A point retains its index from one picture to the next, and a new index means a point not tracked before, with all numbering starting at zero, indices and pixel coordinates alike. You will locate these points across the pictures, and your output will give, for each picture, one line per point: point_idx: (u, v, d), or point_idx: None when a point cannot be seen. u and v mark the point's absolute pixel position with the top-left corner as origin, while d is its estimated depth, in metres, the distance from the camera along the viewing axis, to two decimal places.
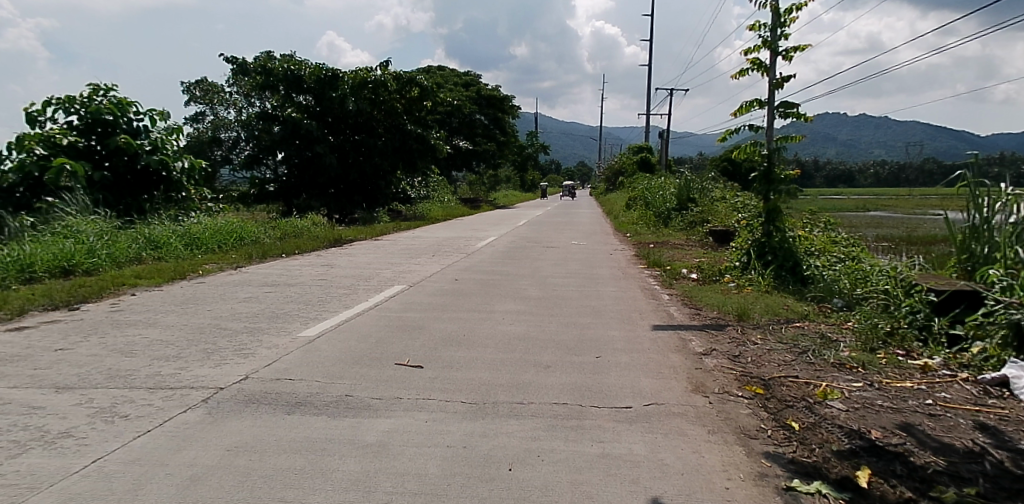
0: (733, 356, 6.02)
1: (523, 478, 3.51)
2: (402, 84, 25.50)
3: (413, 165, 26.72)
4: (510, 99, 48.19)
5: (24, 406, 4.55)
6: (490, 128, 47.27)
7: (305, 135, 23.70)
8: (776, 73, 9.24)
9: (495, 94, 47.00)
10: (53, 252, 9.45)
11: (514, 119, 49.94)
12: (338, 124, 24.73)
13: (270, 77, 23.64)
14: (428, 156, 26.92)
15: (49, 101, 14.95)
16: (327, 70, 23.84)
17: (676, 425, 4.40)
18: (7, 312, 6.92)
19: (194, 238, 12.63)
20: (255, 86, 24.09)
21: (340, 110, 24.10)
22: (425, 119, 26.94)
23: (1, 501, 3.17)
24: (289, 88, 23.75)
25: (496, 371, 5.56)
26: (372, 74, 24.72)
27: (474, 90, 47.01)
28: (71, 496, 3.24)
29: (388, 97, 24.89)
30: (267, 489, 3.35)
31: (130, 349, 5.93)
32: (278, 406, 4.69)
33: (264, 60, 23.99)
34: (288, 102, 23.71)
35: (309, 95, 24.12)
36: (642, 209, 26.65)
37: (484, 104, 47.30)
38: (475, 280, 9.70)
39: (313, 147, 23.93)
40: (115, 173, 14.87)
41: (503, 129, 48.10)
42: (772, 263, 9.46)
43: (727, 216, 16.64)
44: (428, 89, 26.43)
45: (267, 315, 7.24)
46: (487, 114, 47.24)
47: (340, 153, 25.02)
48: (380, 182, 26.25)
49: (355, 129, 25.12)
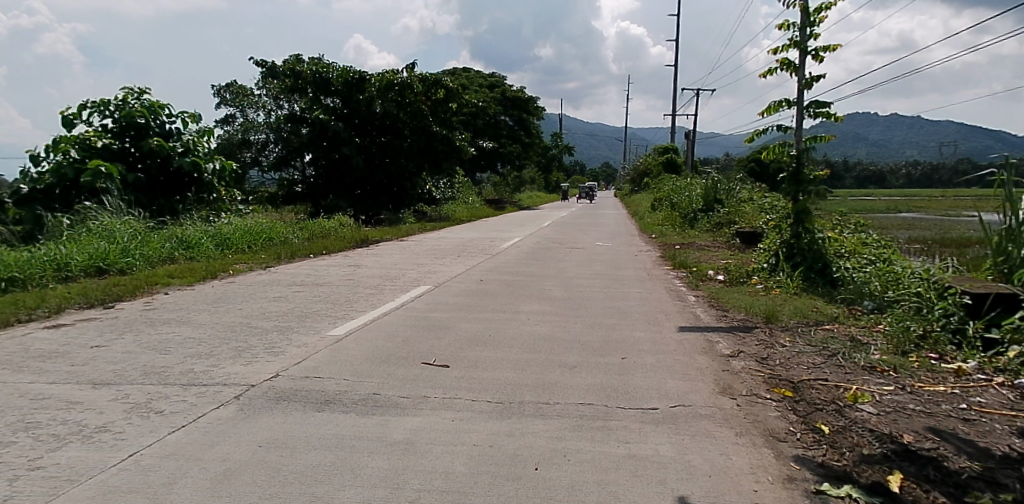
0: (761, 358, 5.96)
1: (550, 478, 3.52)
2: (427, 86, 25.70)
3: (438, 166, 26.89)
4: (534, 101, 48.27)
5: (63, 401, 4.68)
6: (515, 129, 47.44)
7: (333, 137, 23.98)
8: (805, 73, 9.11)
9: (519, 94, 47.18)
10: (89, 252, 9.67)
11: (538, 120, 50.05)
12: (364, 125, 24.95)
13: (299, 80, 23.89)
14: (453, 158, 27.10)
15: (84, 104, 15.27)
16: (354, 72, 24.07)
17: (704, 427, 4.37)
18: (45, 310, 7.10)
19: (225, 238, 12.87)
20: (284, 89, 24.38)
21: (367, 112, 24.37)
22: (450, 121, 27.06)
23: (45, 491, 3.27)
24: (317, 91, 23.99)
25: (522, 371, 5.58)
26: (399, 75, 24.96)
27: (498, 91, 47.23)
28: (109, 488, 3.32)
29: (414, 98, 25.13)
30: (298, 484, 3.41)
31: (163, 347, 6.06)
32: (308, 404, 4.76)
33: (292, 62, 24.21)
34: (316, 104, 24.00)
35: (337, 98, 24.39)
36: (669, 210, 26.51)
37: (507, 104, 47.44)
38: (500, 281, 9.75)
39: (340, 148, 24.16)
40: (148, 175, 15.18)
41: (527, 130, 48.17)
42: (801, 265, 9.36)
43: (755, 217, 16.48)
44: (454, 90, 26.57)
45: (296, 315, 7.34)
46: (512, 115, 47.42)
47: (366, 155, 25.21)
48: (406, 183, 26.41)
49: (381, 131, 25.32)
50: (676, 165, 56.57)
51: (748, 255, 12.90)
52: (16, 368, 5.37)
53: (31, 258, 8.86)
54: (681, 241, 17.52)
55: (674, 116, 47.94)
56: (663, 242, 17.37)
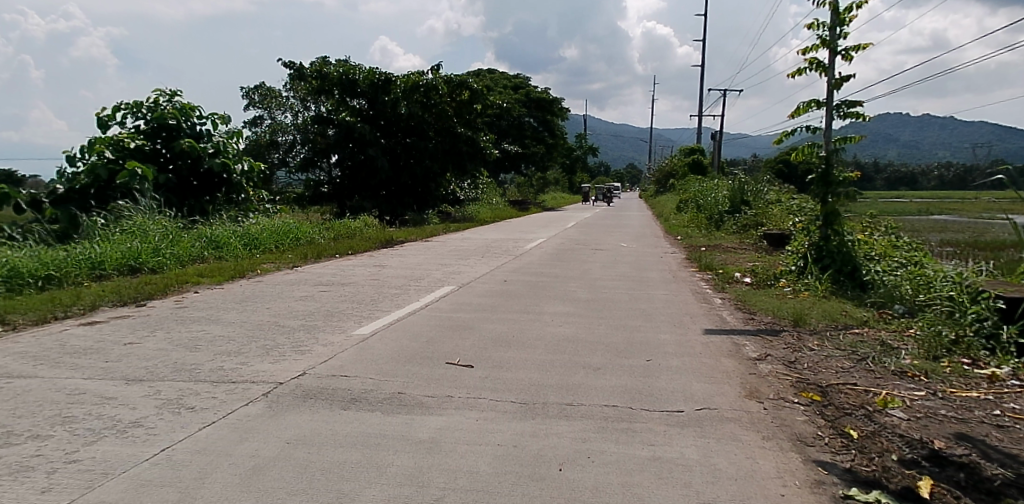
0: (789, 362, 5.88)
1: (575, 479, 3.52)
2: (452, 88, 25.78)
3: (462, 167, 27.03)
4: (559, 102, 48.32)
5: (98, 397, 4.79)
6: (539, 130, 47.43)
7: (359, 138, 24.17)
8: (835, 73, 8.97)
9: (544, 96, 47.19)
10: (122, 251, 9.86)
11: (562, 121, 50.02)
12: (390, 127, 25.15)
13: (326, 82, 24.16)
14: (477, 159, 27.18)
15: (119, 106, 15.53)
16: (380, 74, 24.26)
17: (730, 430, 4.33)
18: (81, 307, 7.29)
19: (254, 238, 13.05)
20: (312, 91, 24.62)
21: (393, 114, 24.54)
22: (475, 122, 27.13)
23: (79, 484, 3.36)
24: (344, 93, 24.23)
25: (546, 372, 5.58)
26: (424, 77, 25.07)
27: (523, 93, 47.31)
28: (142, 482, 3.40)
29: (439, 100, 25.25)
30: (325, 481, 3.44)
31: (194, 344, 6.17)
32: (334, 402, 4.81)
33: (320, 64, 24.47)
34: (343, 106, 24.25)
35: (363, 99, 24.64)
36: (694, 212, 26.32)
37: (531, 106, 47.38)
38: (524, 282, 9.75)
39: (366, 150, 24.33)
40: (179, 176, 15.45)
41: (551, 131, 48.09)
42: (830, 268, 9.22)
43: (782, 220, 16.24)
44: (479, 91, 26.63)
45: (323, 314, 7.42)
46: (536, 116, 47.44)
47: (391, 156, 25.35)
48: (430, 184, 26.58)
49: (406, 132, 25.48)
50: (702, 166, 56.16)
51: (775, 258, 12.73)
52: (53, 364, 5.50)
53: (68, 256, 9.08)
54: (707, 243, 17.34)
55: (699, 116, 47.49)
56: (689, 244, 17.26)
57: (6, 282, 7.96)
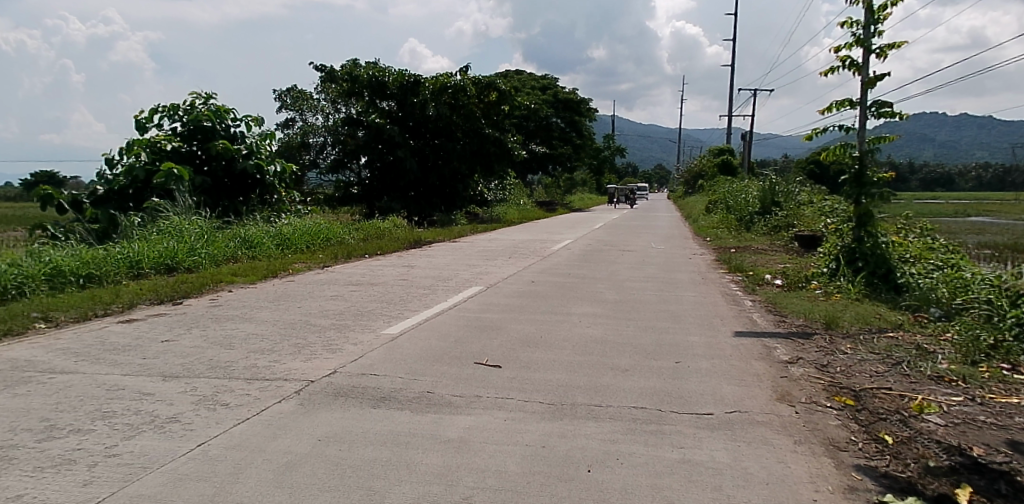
0: (822, 365, 5.80)
1: (603, 480, 3.52)
2: (480, 90, 25.93)
3: (490, 168, 27.12)
4: (586, 102, 48.28)
5: (137, 392, 4.92)
6: (567, 131, 47.38)
7: (388, 140, 24.37)
8: (869, 71, 8.81)
9: (572, 97, 47.21)
10: (159, 251, 10.10)
11: (590, 122, 49.93)
12: (418, 128, 25.31)
13: (356, 85, 24.42)
14: (505, 160, 27.25)
15: (156, 109, 15.86)
16: (409, 76, 24.46)
17: (761, 434, 4.29)
18: (120, 305, 7.48)
19: (286, 238, 13.27)
20: (342, 93, 24.90)
21: (421, 115, 24.70)
22: (503, 123, 27.28)
23: (119, 477, 3.45)
24: (373, 95, 24.46)
25: (574, 373, 5.58)
26: (453, 78, 25.20)
27: (551, 93, 47.39)
28: (180, 476, 3.49)
29: (467, 101, 25.36)
30: (356, 478, 3.50)
31: (228, 342, 6.29)
32: (364, 400, 4.88)
33: (350, 67, 24.74)
34: (373, 108, 24.46)
35: (392, 101, 24.85)
36: (723, 213, 26.05)
37: (559, 107, 47.50)
38: (551, 282, 9.76)
39: (395, 151, 24.52)
40: (214, 177, 15.74)
41: (579, 132, 48.08)
42: (863, 270, 9.07)
43: (814, 221, 16.01)
44: (507, 93, 26.71)
45: (353, 313, 7.53)
46: (564, 117, 47.44)
47: (420, 157, 25.51)
48: (458, 185, 26.78)
49: (435, 133, 25.64)
50: (732, 167, 55.56)
51: (807, 259, 12.55)
52: (94, 360, 5.66)
53: (108, 255, 9.32)
54: (737, 244, 17.19)
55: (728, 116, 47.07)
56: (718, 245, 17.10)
57: (50, 281, 8.20)
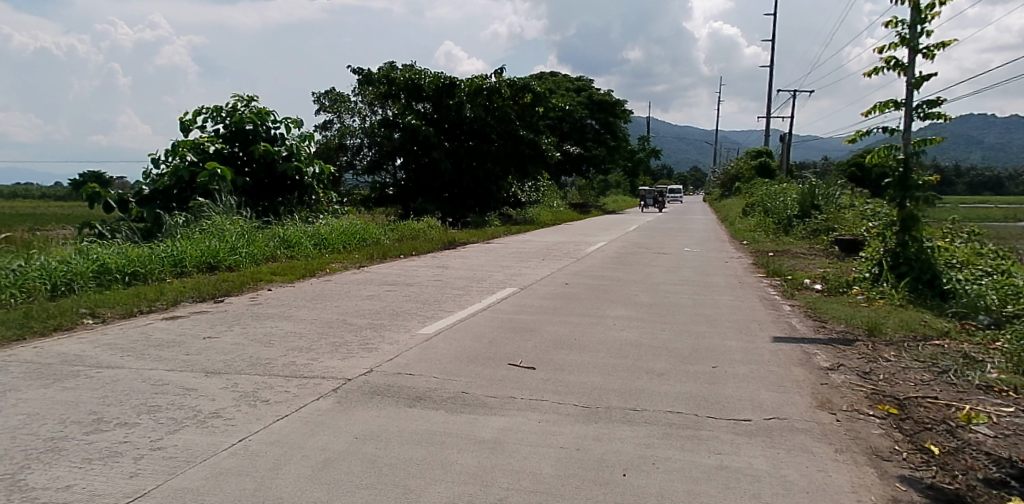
0: (863, 373, 5.68)
1: (639, 485, 3.50)
2: (515, 91, 25.99)
3: (524, 169, 27.17)
4: (621, 103, 48.11)
5: (180, 388, 5.04)
6: (602, 132, 47.26)
7: (423, 142, 24.52)
8: (915, 72, 8.59)
9: (607, 98, 47.10)
10: (201, 249, 10.36)
11: (624, 123, 49.73)
12: (453, 130, 25.48)
13: (393, 87, 24.65)
14: (540, 162, 27.31)
15: (200, 111, 16.21)
16: (445, 78, 24.64)
17: (802, 441, 4.22)
18: (164, 302, 7.68)
19: (323, 238, 13.49)
20: (378, 96, 25.15)
21: (457, 117, 24.87)
22: (537, 125, 27.36)
23: (163, 470, 3.54)
24: (410, 97, 24.70)
25: (609, 376, 5.56)
26: (488, 80, 25.33)
27: (586, 95, 47.35)
28: (221, 470, 3.57)
29: (501, 103, 25.45)
30: (392, 476, 3.54)
31: (268, 340, 6.41)
32: (400, 399, 4.93)
33: (387, 69, 24.99)
34: (409, 109, 24.65)
35: (428, 103, 25.05)
36: (760, 216, 25.64)
37: (594, 108, 47.44)
38: (586, 284, 9.73)
39: (430, 153, 24.68)
40: (255, 178, 16.08)
41: (614, 133, 47.98)
42: (907, 275, 8.85)
43: (856, 224, 15.68)
44: (541, 94, 26.76)
45: (389, 313, 7.61)
46: (599, 118, 47.36)
47: (455, 159, 25.65)
48: (492, 187, 26.92)
49: (469, 135, 25.77)
50: (770, 170, 54.56)
51: (848, 264, 12.28)
52: (139, 355, 5.83)
53: (154, 253, 9.59)
54: (775, 248, 16.89)
55: (766, 118, 46.29)
56: (755, 249, 16.83)
57: (98, 277, 8.47)
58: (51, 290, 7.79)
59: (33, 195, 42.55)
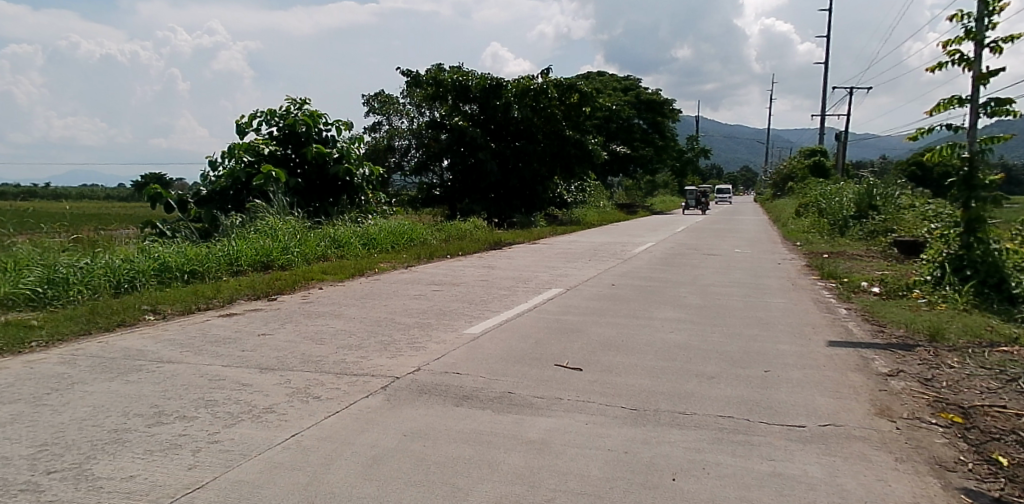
0: (925, 380, 5.46)
1: (689, 490, 3.45)
2: (562, 91, 25.87)
3: (570, 170, 27.11)
4: (670, 103, 47.47)
5: (236, 383, 5.20)
6: (649, 132, 46.84)
7: (470, 142, 24.69)
8: (981, 66, 8.22)
9: (654, 98, 46.62)
10: (255, 248, 10.68)
11: (672, 122, 49.13)
12: (500, 131, 25.63)
13: (440, 88, 24.88)
14: (586, 162, 27.17)
15: (255, 114, 16.66)
16: (492, 79, 24.73)
17: (859, 449, 4.09)
18: (220, 300, 7.94)
19: (372, 238, 13.73)
20: (426, 97, 25.45)
21: (503, 118, 24.97)
22: (583, 125, 27.24)
23: (220, 463, 3.66)
24: (457, 98, 24.87)
25: (657, 379, 5.49)
26: (535, 81, 25.33)
27: (633, 94, 46.95)
28: (275, 464, 3.66)
29: (548, 104, 25.44)
30: (440, 474, 3.57)
31: (319, 337, 6.56)
32: (448, 398, 4.97)
33: (435, 71, 25.23)
34: (456, 111, 24.84)
35: (475, 105, 25.21)
36: (814, 217, 24.95)
37: (641, 108, 46.98)
38: (633, 286, 9.64)
39: (476, 154, 24.83)
40: (307, 179, 16.48)
41: (662, 133, 47.49)
42: (973, 279, 8.51)
43: (917, 226, 15.12)
44: (588, 94, 26.56)
45: (436, 312, 7.68)
46: (646, 118, 46.99)
47: (501, 160, 25.78)
48: (538, 187, 26.96)
49: (516, 136, 25.85)
50: (824, 170, 52.94)
51: (908, 267, 11.85)
52: (197, 351, 6.03)
53: (211, 253, 9.93)
54: (830, 250, 16.40)
55: (820, 116, 44.95)
56: (807, 251, 16.39)
57: (159, 275, 8.81)
58: (115, 287, 8.15)
59: (98, 196, 44.54)
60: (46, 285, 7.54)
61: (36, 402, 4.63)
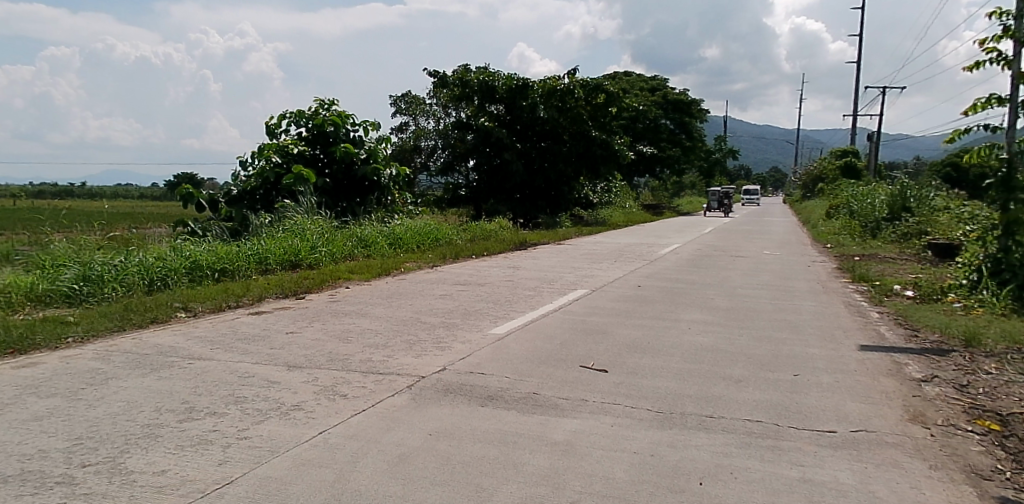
0: (961, 386, 5.33)
1: (716, 494, 3.41)
2: (588, 92, 25.72)
3: (596, 170, 26.96)
4: (697, 102, 47.04)
5: (265, 380, 5.28)
6: (676, 133, 46.50)
7: (496, 143, 24.72)
8: (1021, 65, 8.00)
9: (681, 98, 46.24)
10: (284, 247, 10.83)
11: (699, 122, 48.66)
12: (525, 131, 25.64)
13: (467, 89, 24.97)
14: (612, 163, 27.02)
15: (285, 115, 16.89)
16: (518, 80, 24.73)
17: (892, 456, 4.01)
18: (250, 298, 8.07)
19: (398, 238, 13.83)
20: (453, 98, 25.57)
21: (529, 118, 24.95)
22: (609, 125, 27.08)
23: (248, 459, 3.71)
24: (483, 99, 24.92)
25: (684, 382, 5.45)
26: (561, 82, 25.26)
27: (660, 94, 46.62)
28: (302, 461, 3.71)
29: (575, 104, 25.34)
30: (465, 474, 3.58)
31: (346, 336, 6.63)
32: (473, 398, 4.99)
33: (461, 72, 25.33)
34: (482, 112, 24.89)
35: (501, 105, 25.25)
36: (845, 218, 24.50)
37: (668, 108, 46.65)
38: (659, 287, 9.57)
39: (502, 154, 24.86)
40: (335, 179, 16.66)
41: (689, 133, 47.10)
42: (1011, 283, 8.31)
43: (952, 228, 14.77)
44: (615, 94, 26.40)
45: (461, 312, 7.71)
46: (673, 118, 46.66)
47: (526, 160, 25.80)
48: (563, 188, 26.91)
49: (541, 136, 25.83)
50: (855, 170, 51.94)
51: (942, 270, 11.59)
52: (227, 348, 6.13)
53: (241, 251, 10.10)
54: (861, 252, 16.11)
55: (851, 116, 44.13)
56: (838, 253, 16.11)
57: (190, 273, 8.99)
58: (148, 285, 8.32)
59: (133, 195, 45.59)
60: (82, 282, 7.73)
61: (71, 397, 4.75)
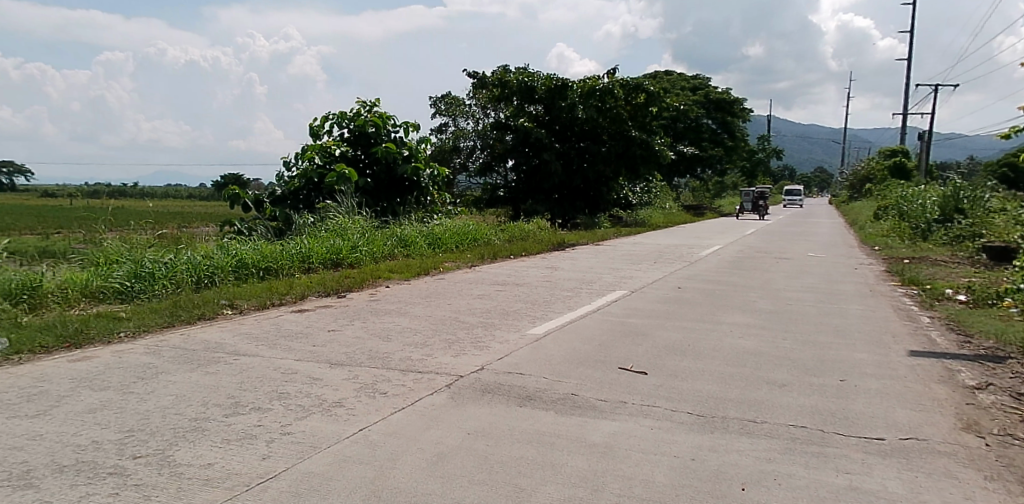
0: (1018, 394, 5.12)
1: (759, 500, 3.35)
2: (628, 92, 25.49)
3: (635, 171, 26.67)
4: (739, 102, 46.25)
5: (307, 377, 5.38)
6: (718, 132, 45.81)
7: (535, 143, 24.68)
8: None
9: (723, 97, 45.54)
10: (326, 247, 11.03)
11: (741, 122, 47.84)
12: (564, 131, 25.55)
13: (506, 90, 25.05)
14: (652, 163, 26.66)
15: (328, 116, 17.20)
16: (558, 80, 24.67)
17: (944, 465, 3.88)
18: (293, 296, 8.24)
19: (437, 238, 13.94)
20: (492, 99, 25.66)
21: (568, 118, 24.82)
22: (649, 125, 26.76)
23: (292, 454, 3.79)
24: (523, 99, 24.95)
25: (725, 385, 5.36)
26: (600, 81, 25.05)
27: (701, 94, 46.00)
28: (343, 457, 3.77)
29: (614, 104, 24.84)
30: (504, 474, 3.60)
31: (386, 334, 6.72)
32: (511, 398, 5.00)
33: (500, 73, 25.41)
34: (521, 112, 24.91)
35: (540, 105, 25.22)
36: (894, 220, 23.78)
37: (710, 108, 45.97)
38: (699, 289, 9.45)
39: (541, 154, 24.82)
40: (376, 179, 16.89)
41: (731, 133, 46.32)
42: None
43: (1010, 231, 14.23)
44: (655, 94, 26.08)
45: (500, 312, 7.73)
46: (715, 118, 45.99)
47: (565, 160, 25.71)
48: (602, 188, 26.72)
49: (581, 136, 25.71)
50: (904, 170, 50.35)
51: (999, 274, 11.16)
52: (271, 345, 6.28)
53: (285, 250, 10.32)
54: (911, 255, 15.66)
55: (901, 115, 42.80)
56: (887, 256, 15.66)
57: (237, 272, 9.23)
58: (196, 282, 8.58)
59: (182, 195, 47.09)
60: (135, 279, 8.01)
61: (124, 390, 4.93)
